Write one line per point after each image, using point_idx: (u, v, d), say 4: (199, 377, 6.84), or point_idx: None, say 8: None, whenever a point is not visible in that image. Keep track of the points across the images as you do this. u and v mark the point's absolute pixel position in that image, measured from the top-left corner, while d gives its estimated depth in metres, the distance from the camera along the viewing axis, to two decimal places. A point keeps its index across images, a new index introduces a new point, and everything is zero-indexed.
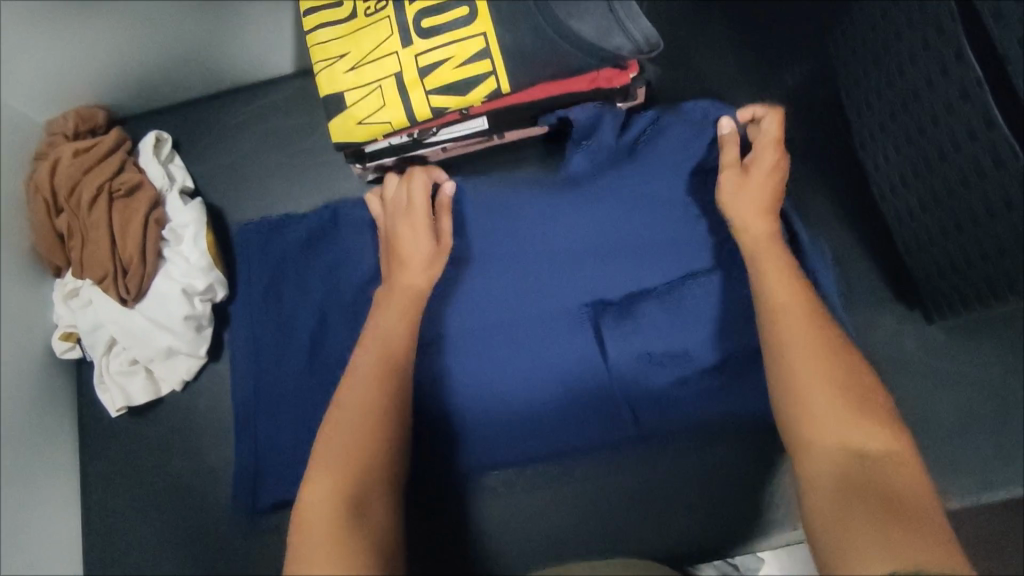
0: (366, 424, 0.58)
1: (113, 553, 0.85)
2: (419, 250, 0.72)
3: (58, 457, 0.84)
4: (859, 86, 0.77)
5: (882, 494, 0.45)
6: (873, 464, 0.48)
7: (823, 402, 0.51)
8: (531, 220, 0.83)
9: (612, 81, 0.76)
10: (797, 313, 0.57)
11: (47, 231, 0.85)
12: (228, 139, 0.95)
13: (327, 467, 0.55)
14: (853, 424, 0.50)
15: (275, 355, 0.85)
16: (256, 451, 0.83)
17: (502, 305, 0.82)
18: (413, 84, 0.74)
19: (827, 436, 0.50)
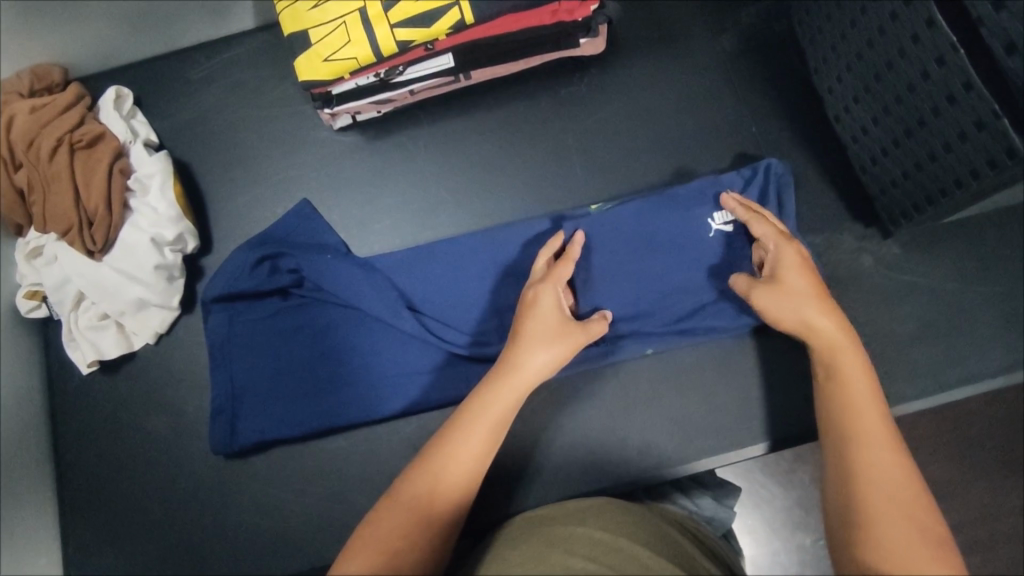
0: (455, 489, 0.57)
1: (87, 516, 0.82)
2: (555, 329, 0.68)
3: (27, 416, 0.82)
4: (809, 15, 0.80)
5: (882, 511, 0.49)
6: (894, 503, 0.49)
7: (884, 452, 0.53)
8: (501, 176, 0.88)
9: (574, 13, 0.78)
10: (850, 364, 0.60)
11: (5, 187, 0.83)
12: (192, 94, 0.93)
13: (425, 479, 0.56)
14: (903, 482, 0.51)
15: (244, 301, 0.84)
16: (233, 397, 0.82)
17: (469, 263, 0.84)
18: (378, 20, 0.74)
19: (882, 475, 0.51)
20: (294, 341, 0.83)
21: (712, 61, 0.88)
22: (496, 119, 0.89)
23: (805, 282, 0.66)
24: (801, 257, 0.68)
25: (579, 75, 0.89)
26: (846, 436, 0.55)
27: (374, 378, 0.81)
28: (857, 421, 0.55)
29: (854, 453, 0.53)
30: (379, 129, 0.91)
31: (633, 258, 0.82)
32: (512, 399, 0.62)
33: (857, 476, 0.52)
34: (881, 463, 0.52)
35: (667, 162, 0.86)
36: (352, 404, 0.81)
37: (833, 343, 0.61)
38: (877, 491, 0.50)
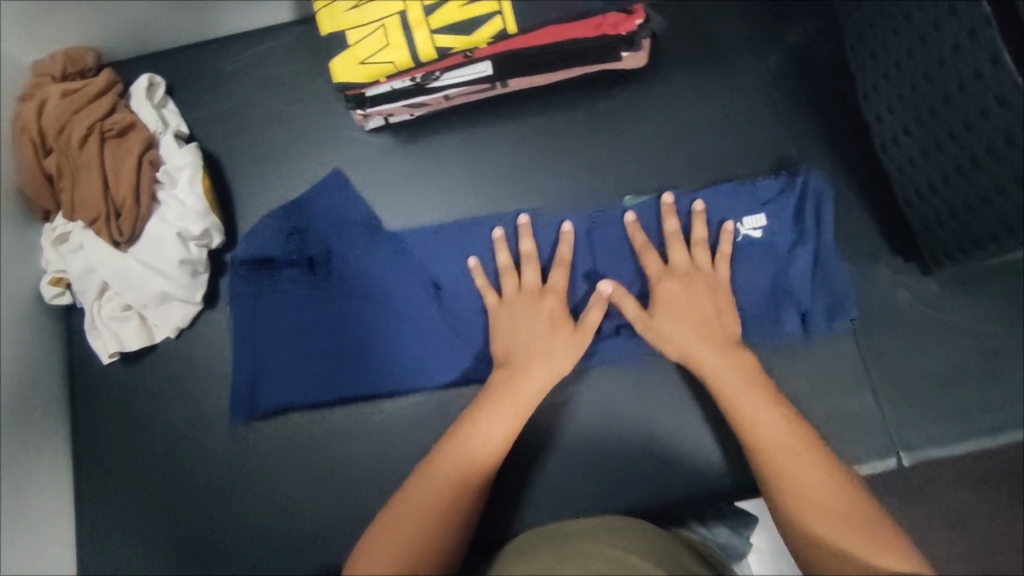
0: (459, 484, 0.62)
1: (101, 504, 0.83)
2: (563, 329, 0.75)
3: (47, 401, 0.82)
4: (863, 39, 0.78)
5: (819, 507, 0.57)
6: (828, 500, 0.58)
7: (802, 453, 0.61)
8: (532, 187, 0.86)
9: (618, 27, 0.76)
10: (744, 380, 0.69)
11: (36, 173, 0.82)
12: (224, 86, 0.92)
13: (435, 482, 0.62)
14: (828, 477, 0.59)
15: (269, 273, 0.84)
16: (257, 366, 0.83)
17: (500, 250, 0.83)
18: (418, 24, 0.72)
19: (809, 476, 0.60)
20: (318, 314, 0.83)
21: (756, 81, 0.86)
22: (530, 128, 0.88)
23: (683, 321, 0.73)
24: (686, 287, 0.75)
25: (617, 88, 0.87)
26: (767, 452, 0.62)
27: (396, 358, 0.82)
28: (781, 446, 0.62)
29: (777, 463, 0.61)
30: (410, 132, 0.89)
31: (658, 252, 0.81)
32: (508, 401, 0.70)
33: (789, 485, 0.60)
34: (804, 465, 0.60)
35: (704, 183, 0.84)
36: (374, 381, 0.81)
37: (722, 367, 0.70)
38: (809, 496, 0.58)
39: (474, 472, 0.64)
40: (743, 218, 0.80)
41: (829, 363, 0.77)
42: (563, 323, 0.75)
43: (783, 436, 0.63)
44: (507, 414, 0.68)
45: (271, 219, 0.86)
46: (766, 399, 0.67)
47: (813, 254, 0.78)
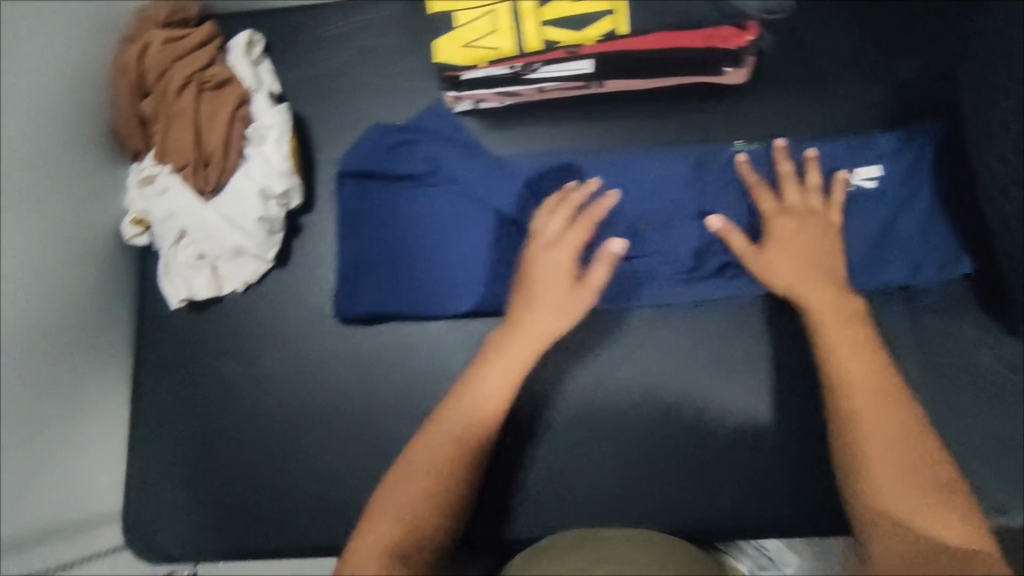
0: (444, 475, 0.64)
1: (152, 446, 0.84)
2: (563, 290, 0.73)
3: (115, 336, 0.85)
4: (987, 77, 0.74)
5: (898, 468, 0.59)
6: (906, 462, 0.60)
7: (888, 410, 0.62)
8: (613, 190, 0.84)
9: (728, 42, 0.75)
10: (840, 318, 0.69)
11: (131, 114, 0.84)
12: (320, 53, 0.93)
13: (413, 479, 0.63)
14: (909, 438, 0.61)
15: (375, 173, 0.86)
16: (354, 270, 0.85)
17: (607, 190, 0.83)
18: (529, 13, 0.73)
19: (892, 433, 0.61)
20: (418, 222, 0.85)
21: (857, 114, 0.84)
22: (618, 131, 0.86)
23: (794, 255, 0.73)
24: (803, 227, 0.75)
25: (713, 103, 0.85)
26: (851, 399, 0.63)
27: (488, 274, 0.83)
28: (869, 396, 0.63)
29: (859, 414, 0.62)
30: (497, 120, 0.89)
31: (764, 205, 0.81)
32: (513, 372, 0.69)
33: (865, 436, 0.61)
34: (892, 423, 0.62)
35: None
36: (466, 294, 0.83)
37: (823, 303, 0.70)
38: (885, 453, 0.60)
39: (461, 449, 0.65)
40: (856, 169, 0.80)
41: None
42: (568, 284, 0.73)
43: (871, 388, 0.63)
44: (500, 391, 0.68)
45: (379, 127, 0.87)
46: (863, 342, 0.67)
47: (921, 218, 0.79)
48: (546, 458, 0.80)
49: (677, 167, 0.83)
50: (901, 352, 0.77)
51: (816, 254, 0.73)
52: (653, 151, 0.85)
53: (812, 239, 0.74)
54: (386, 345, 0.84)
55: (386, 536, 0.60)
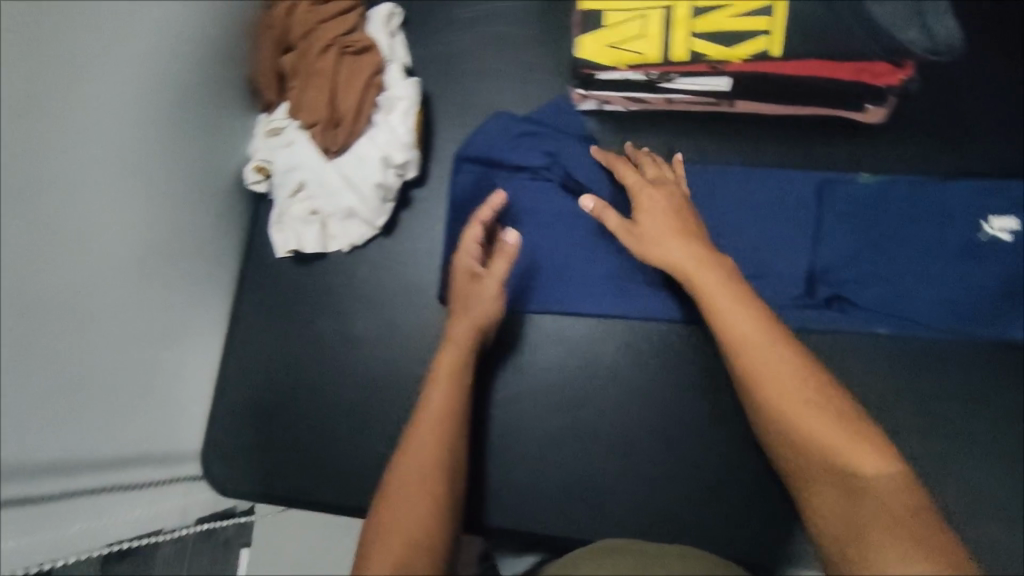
0: (438, 475, 0.65)
1: (239, 385, 0.88)
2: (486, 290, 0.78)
3: (222, 276, 0.88)
4: None
5: (817, 446, 0.55)
6: (822, 434, 0.55)
7: (786, 378, 0.59)
8: (729, 211, 0.83)
9: (880, 78, 0.72)
10: (714, 283, 0.67)
11: (271, 68, 0.88)
12: (453, 33, 0.95)
13: (419, 475, 0.64)
14: (812, 406, 0.57)
15: (498, 156, 0.89)
16: None
17: (724, 210, 0.83)
18: (680, 25, 0.74)
19: (800, 406, 0.57)
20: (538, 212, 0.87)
21: (994, 172, 0.81)
22: (741, 153, 0.85)
23: (659, 225, 0.73)
24: (650, 199, 0.76)
25: (844, 138, 0.83)
26: (748, 367, 0.61)
27: (599, 274, 0.85)
28: (767, 365, 0.60)
29: (766, 390, 0.59)
30: (618, 124, 0.89)
31: (884, 245, 0.80)
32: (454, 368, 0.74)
33: (783, 412, 0.57)
34: (766, 364, 0.60)
35: (911, 258, 0.80)
36: (578, 291, 0.85)
37: (702, 274, 0.68)
38: (800, 428, 0.56)
39: (445, 435, 0.68)
40: (991, 218, 0.79)
41: (984, 483, 0.75)
42: (467, 277, 0.79)
43: (746, 327, 0.63)
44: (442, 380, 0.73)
45: (502, 117, 0.91)
46: (718, 290, 0.66)
47: None
48: (619, 463, 0.81)
49: (802, 194, 0.82)
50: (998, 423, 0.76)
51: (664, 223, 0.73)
52: (774, 179, 0.83)
53: (676, 210, 0.75)
54: None
55: (408, 531, 0.59)
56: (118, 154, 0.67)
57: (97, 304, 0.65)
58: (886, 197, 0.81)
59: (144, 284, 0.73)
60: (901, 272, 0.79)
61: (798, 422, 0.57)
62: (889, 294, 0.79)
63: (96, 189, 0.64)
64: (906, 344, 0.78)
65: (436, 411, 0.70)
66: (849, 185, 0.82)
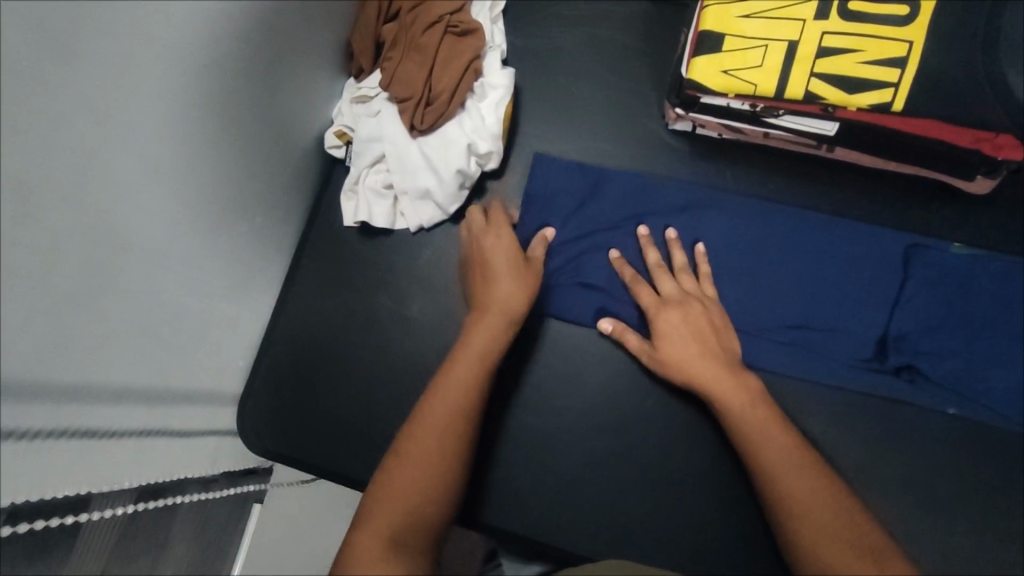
0: (428, 467, 0.61)
1: (285, 344, 0.87)
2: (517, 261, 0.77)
3: (286, 235, 0.88)
4: None
5: (851, 548, 0.56)
6: (849, 547, 0.56)
7: (809, 492, 0.61)
8: (809, 260, 0.81)
9: (999, 151, 0.69)
10: (734, 394, 0.69)
11: (371, 34, 0.87)
12: (554, 29, 0.93)
13: (412, 469, 0.60)
14: (837, 522, 0.58)
15: (568, 164, 0.87)
16: None
17: (800, 258, 0.81)
18: (802, 60, 0.70)
19: (823, 515, 0.59)
20: (603, 232, 0.85)
21: None
22: (829, 201, 0.83)
23: (677, 324, 0.73)
24: (670, 311, 0.74)
25: (938, 205, 0.81)
26: (777, 483, 0.62)
27: None
28: (794, 482, 0.61)
29: (792, 508, 0.60)
30: (708, 150, 0.86)
31: (964, 322, 0.77)
32: (468, 368, 0.68)
33: (803, 530, 0.58)
34: (788, 487, 0.61)
35: (991, 340, 0.77)
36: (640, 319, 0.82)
37: (719, 382, 0.70)
38: (822, 541, 0.57)
39: (451, 428, 0.64)
40: None
41: None
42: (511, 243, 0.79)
43: (776, 451, 0.64)
44: (468, 368, 0.68)
45: (590, 131, 0.90)
46: (747, 405, 0.68)
47: None
48: (657, 495, 0.77)
49: (886, 253, 0.80)
50: None
51: (692, 321, 0.74)
52: (861, 234, 0.80)
53: (692, 309, 0.75)
54: (531, 329, 0.83)
55: (376, 540, 0.54)
56: (216, 100, 0.66)
57: (153, 279, 0.62)
58: (974, 275, 0.78)
59: (217, 233, 0.72)
60: (978, 350, 0.76)
61: (824, 535, 0.57)
62: (961, 374, 0.76)
63: (190, 139, 0.63)
64: (972, 426, 0.75)
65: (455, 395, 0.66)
66: (934, 254, 0.79)
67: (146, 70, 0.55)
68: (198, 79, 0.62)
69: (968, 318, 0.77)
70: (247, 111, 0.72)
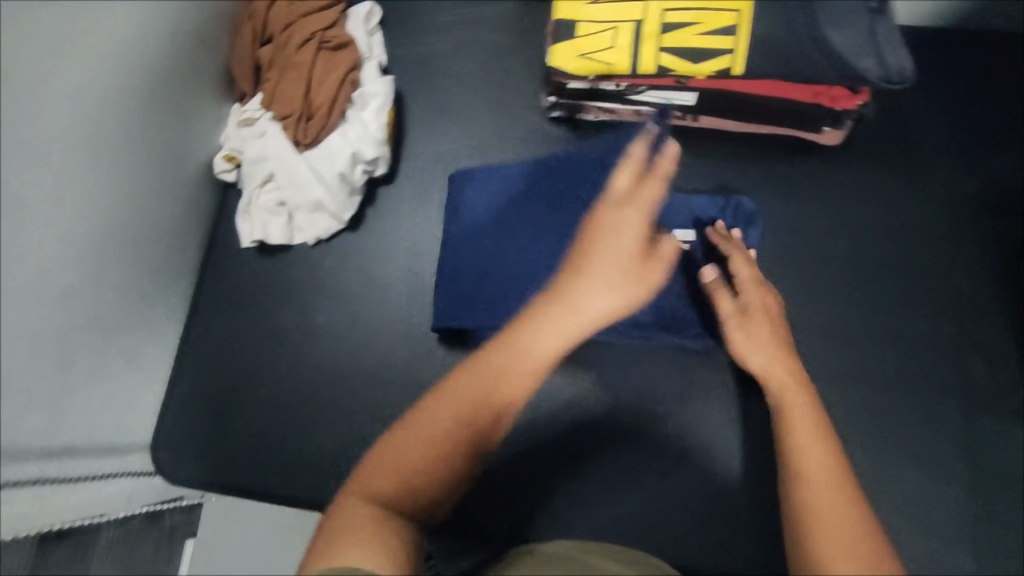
0: (429, 449, 0.53)
1: (194, 372, 0.87)
2: (630, 257, 0.59)
3: (184, 263, 0.88)
4: None
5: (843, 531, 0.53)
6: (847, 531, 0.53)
7: (826, 481, 0.57)
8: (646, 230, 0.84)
9: (836, 102, 0.76)
10: (788, 383, 0.68)
11: (248, 57, 0.88)
12: (431, 35, 0.96)
13: (389, 469, 0.53)
14: (847, 510, 0.55)
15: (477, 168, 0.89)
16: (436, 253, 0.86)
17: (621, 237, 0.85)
18: (648, 38, 0.74)
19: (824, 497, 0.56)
20: (519, 226, 0.85)
21: (948, 200, 0.83)
22: (703, 167, 0.88)
23: (761, 330, 0.73)
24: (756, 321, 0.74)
25: (801, 159, 0.86)
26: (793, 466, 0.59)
27: None
28: (813, 466, 0.58)
29: (803, 489, 0.57)
30: (588, 132, 0.91)
31: (835, 264, 0.83)
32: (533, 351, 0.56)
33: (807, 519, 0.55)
34: (811, 476, 0.58)
35: (861, 278, 0.82)
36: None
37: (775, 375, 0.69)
38: (829, 530, 0.53)
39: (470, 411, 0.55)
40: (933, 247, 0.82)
41: (934, 502, 0.75)
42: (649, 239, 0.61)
43: (806, 417, 0.63)
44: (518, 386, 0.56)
45: (476, 128, 0.93)
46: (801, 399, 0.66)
47: (994, 299, 0.81)
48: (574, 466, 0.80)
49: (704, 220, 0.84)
50: (946, 442, 0.77)
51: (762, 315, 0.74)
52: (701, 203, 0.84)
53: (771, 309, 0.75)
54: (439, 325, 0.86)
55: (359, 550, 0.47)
56: (87, 135, 0.67)
57: (38, 317, 0.61)
58: (837, 221, 0.84)
59: (111, 269, 0.73)
60: (850, 289, 0.82)
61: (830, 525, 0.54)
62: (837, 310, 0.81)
63: (60, 171, 0.63)
64: (854, 361, 0.80)
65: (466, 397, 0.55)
66: (799, 206, 0.85)
67: (5, 116, 0.56)
68: (63, 113, 0.63)
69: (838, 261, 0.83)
70: (125, 146, 0.73)
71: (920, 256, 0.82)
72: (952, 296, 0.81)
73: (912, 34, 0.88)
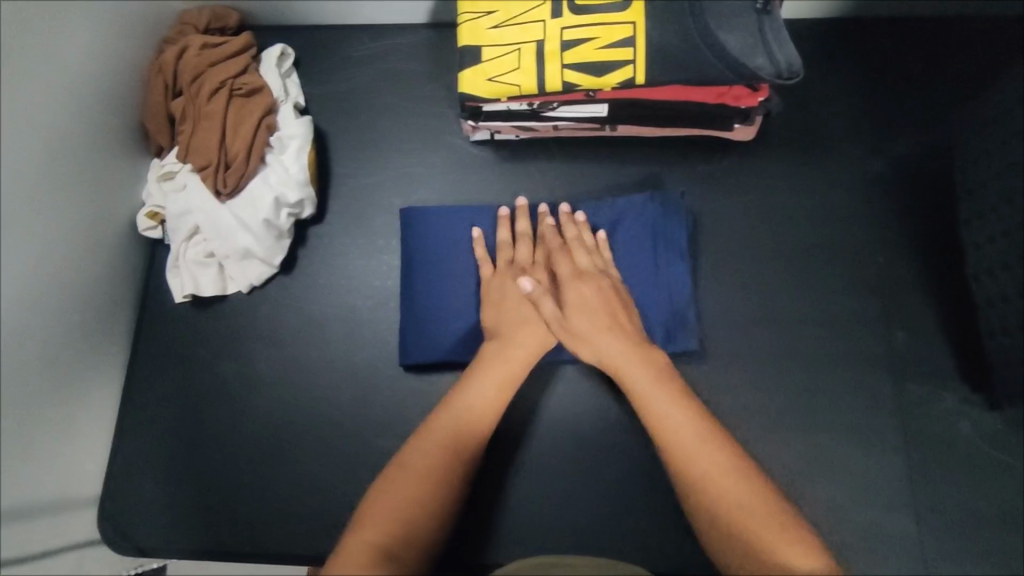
0: (417, 485, 0.61)
1: (137, 434, 0.85)
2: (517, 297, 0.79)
3: (116, 325, 0.86)
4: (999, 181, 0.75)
5: (746, 520, 0.58)
6: (754, 516, 0.58)
7: (706, 471, 0.61)
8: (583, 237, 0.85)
9: (739, 100, 0.79)
10: (635, 366, 0.71)
11: (161, 112, 0.87)
12: (347, 71, 0.96)
13: (378, 514, 0.59)
14: (748, 493, 0.60)
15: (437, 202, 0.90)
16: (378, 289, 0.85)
17: None
18: (551, 56, 0.76)
19: (714, 487, 0.60)
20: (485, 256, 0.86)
21: (860, 180, 0.86)
22: (626, 173, 0.89)
23: (572, 288, 0.77)
24: (589, 288, 0.77)
25: (718, 156, 0.88)
26: (681, 466, 0.63)
27: None
28: (694, 461, 0.62)
29: (696, 492, 0.61)
30: (510, 151, 0.92)
31: (762, 255, 0.85)
32: (502, 375, 0.72)
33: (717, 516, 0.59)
34: (703, 478, 0.61)
35: (787, 265, 0.84)
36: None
37: (620, 359, 0.72)
38: (727, 513, 0.59)
39: (438, 459, 0.64)
40: (853, 228, 0.85)
41: (876, 477, 0.77)
42: (499, 289, 0.80)
43: (664, 406, 0.66)
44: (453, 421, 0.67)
45: (402, 158, 0.93)
46: (653, 383, 0.69)
47: (915, 272, 0.83)
48: (530, 484, 0.80)
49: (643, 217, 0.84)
50: (883, 415, 0.79)
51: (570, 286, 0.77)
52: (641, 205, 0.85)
53: (570, 275, 0.78)
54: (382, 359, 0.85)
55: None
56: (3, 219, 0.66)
57: None
58: (759, 213, 0.86)
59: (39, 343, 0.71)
60: (779, 277, 0.84)
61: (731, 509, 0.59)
62: (769, 300, 0.83)
63: None
64: (789, 347, 0.81)
65: (440, 442, 0.65)
66: (723, 202, 0.87)
67: None
68: None
69: (765, 252, 0.85)
70: (47, 223, 0.73)
71: (841, 239, 0.85)
72: (874, 273, 0.84)
73: (809, 25, 0.91)
